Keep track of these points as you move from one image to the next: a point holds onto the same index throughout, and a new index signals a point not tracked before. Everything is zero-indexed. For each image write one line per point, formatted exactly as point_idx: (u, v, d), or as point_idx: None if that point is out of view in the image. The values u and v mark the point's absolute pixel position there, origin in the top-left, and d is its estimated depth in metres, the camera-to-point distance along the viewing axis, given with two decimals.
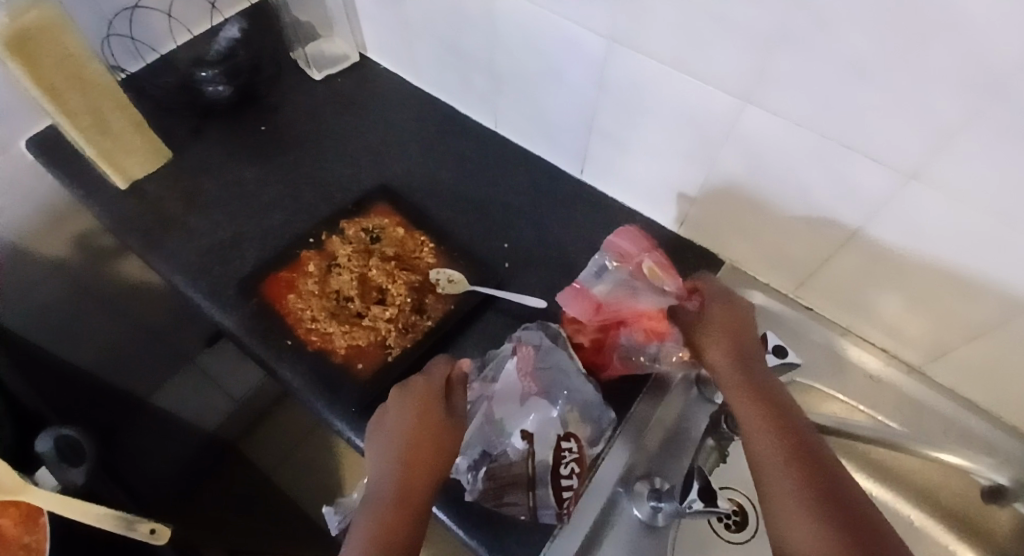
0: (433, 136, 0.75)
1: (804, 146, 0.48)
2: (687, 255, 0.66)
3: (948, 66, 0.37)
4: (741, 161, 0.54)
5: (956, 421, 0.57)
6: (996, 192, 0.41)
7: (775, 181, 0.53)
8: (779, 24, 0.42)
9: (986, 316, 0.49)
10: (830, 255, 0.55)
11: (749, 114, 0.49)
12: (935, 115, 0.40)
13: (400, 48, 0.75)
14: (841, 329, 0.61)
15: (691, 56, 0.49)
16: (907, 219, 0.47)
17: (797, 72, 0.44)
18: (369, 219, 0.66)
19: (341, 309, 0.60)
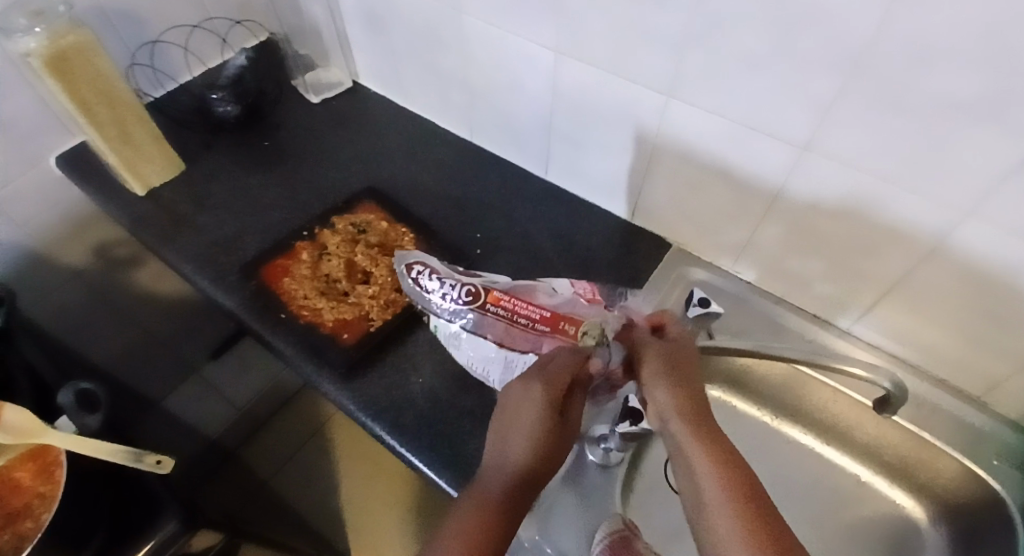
0: (417, 147, 0.85)
1: (722, 132, 0.57)
2: (640, 240, 0.74)
3: (819, 54, 0.45)
4: (673, 149, 0.63)
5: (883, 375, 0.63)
6: (876, 152, 0.48)
7: (704, 165, 0.61)
8: (686, 29, 0.51)
9: (891, 271, 0.56)
10: (758, 229, 0.63)
11: (674, 106, 0.58)
12: (817, 95, 0.48)
13: (387, 74, 0.86)
14: (777, 299, 0.69)
15: (621, 61, 0.58)
16: (814, 188, 0.55)
17: (705, 68, 0.53)
18: (357, 215, 0.75)
19: (330, 289, 0.67)
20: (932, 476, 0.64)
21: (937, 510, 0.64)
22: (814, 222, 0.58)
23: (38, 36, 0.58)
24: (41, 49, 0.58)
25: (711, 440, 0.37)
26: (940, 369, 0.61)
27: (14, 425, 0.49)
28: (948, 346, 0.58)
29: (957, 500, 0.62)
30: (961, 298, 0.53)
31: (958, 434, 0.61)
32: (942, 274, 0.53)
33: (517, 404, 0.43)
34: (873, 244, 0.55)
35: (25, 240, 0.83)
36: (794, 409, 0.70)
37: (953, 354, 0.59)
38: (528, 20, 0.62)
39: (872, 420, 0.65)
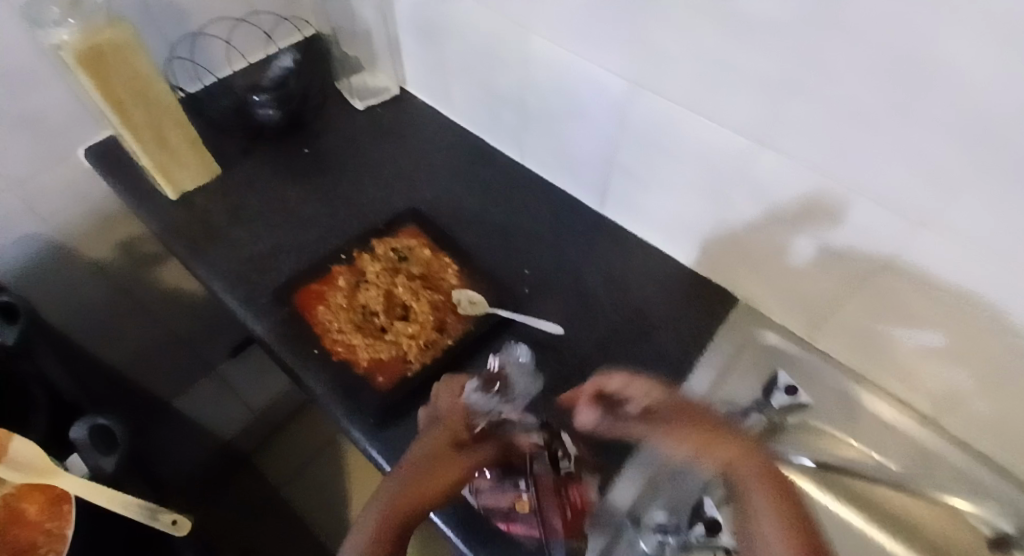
0: (464, 166, 0.79)
1: (816, 190, 0.49)
2: (703, 290, 0.68)
3: (950, 119, 0.37)
4: (753, 200, 0.56)
5: (962, 471, 0.58)
6: (1003, 240, 0.40)
7: (790, 223, 0.54)
8: (789, 79, 0.44)
9: (997, 371, 0.48)
10: (844, 301, 0.56)
11: (763, 158, 0.51)
12: (940, 171, 0.40)
13: (437, 85, 0.81)
14: (854, 375, 0.62)
15: (707, 101, 0.52)
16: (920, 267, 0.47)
17: (805, 117, 0.46)
18: (398, 239, 0.69)
19: (366, 323, 0.62)
20: None
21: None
22: (915, 303, 0.50)
23: (73, 28, 0.53)
24: (75, 43, 0.53)
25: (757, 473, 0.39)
26: None
27: (23, 461, 0.48)
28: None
29: None
30: None
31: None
32: None
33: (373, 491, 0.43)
34: (975, 338, 0.48)
35: (49, 234, 0.80)
36: (861, 494, 0.64)
37: None
38: (604, 47, 0.56)
39: (938, 511, 0.61)
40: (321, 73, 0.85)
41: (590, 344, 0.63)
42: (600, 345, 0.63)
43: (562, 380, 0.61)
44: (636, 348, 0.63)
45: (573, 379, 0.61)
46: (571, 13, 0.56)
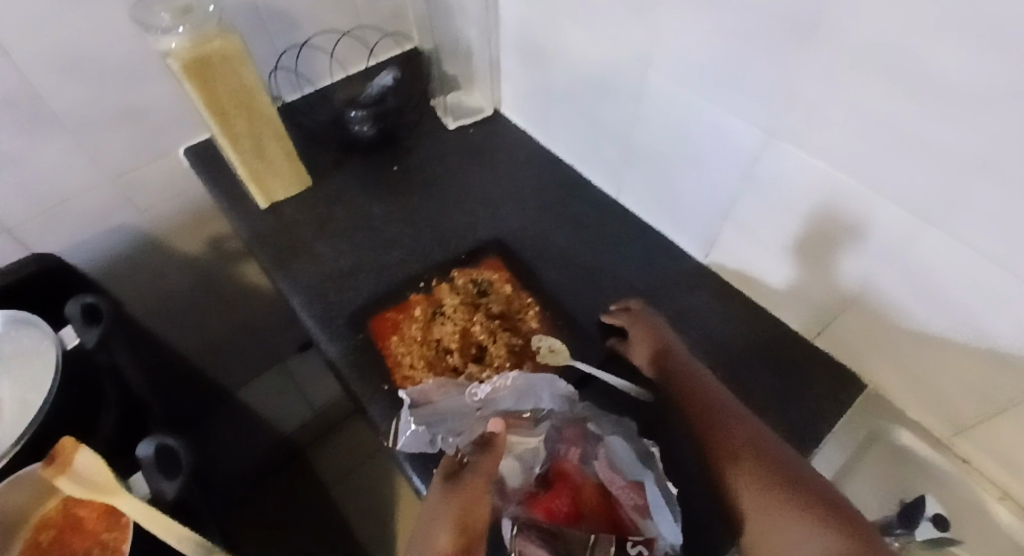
0: (555, 197, 0.75)
1: (991, 287, 0.41)
2: (817, 365, 0.59)
3: None
4: (902, 279, 0.47)
5: None
6: None
7: (945, 314, 0.45)
8: (976, 148, 0.36)
9: None
10: (1004, 413, 0.47)
11: (927, 235, 0.43)
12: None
13: (534, 111, 0.77)
14: (999, 494, 0.53)
15: (860, 163, 0.44)
16: None
17: (991, 203, 0.37)
18: (479, 272, 0.66)
19: (439, 361, 0.58)
20: None
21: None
22: None
23: (183, 37, 0.54)
24: (183, 51, 0.53)
25: (783, 491, 0.38)
26: None
27: (84, 474, 0.46)
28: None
29: None
30: None
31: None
32: None
33: (427, 512, 0.39)
34: None
35: (146, 226, 0.82)
36: None
37: None
38: (734, 91, 0.50)
39: None
40: (418, 89, 0.83)
41: None
42: None
43: None
44: None
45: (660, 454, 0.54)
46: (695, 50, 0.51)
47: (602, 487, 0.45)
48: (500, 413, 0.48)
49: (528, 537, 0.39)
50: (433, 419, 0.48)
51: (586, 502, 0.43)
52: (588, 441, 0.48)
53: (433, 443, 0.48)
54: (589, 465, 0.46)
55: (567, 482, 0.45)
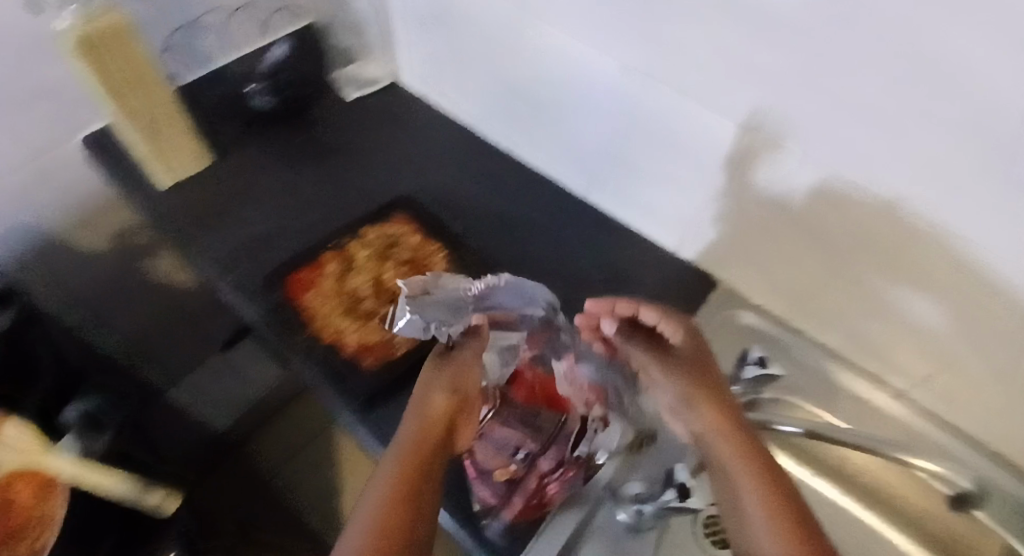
0: (457, 154, 0.80)
1: (807, 176, 0.47)
2: (689, 277, 0.70)
3: (941, 112, 0.35)
4: (740, 179, 0.54)
5: (945, 450, 0.57)
6: (990, 232, 0.38)
7: (778, 205, 0.53)
8: (797, 72, 0.41)
9: (992, 348, 0.47)
10: (831, 286, 0.56)
11: (760, 150, 0.49)
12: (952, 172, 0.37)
13: (427, 76, 0.81)
14: (831, 353, 0.63)
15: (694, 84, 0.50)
16: (909, 253, 0.45)
17: (798, 99, 0.43)
18: (387, 226, 0.70)
19: (355, 307, 0.63)
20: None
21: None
22: (905, 284, 0.49)
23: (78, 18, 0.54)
24: (87, 28, 0.54)
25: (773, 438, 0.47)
26: (1013, 457, 0.55)
27: None
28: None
29: None
30: None
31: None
32: None
33: (424, 382, 0.50)
34: (963, 310, 0.46)
35: (41, 221, 0.80)
36: (838, 470, 0.66)
37: None
38: (591, 31, 0.55)
39: (911, 484, 0.62)
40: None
41: None
42: None
43: None
44: None
45: None
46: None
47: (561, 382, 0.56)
48: (490, 308, 0.53)
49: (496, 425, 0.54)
50: (441, 308, 0.50)
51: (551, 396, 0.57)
52: (554, 337, 0.57)
53: (429, 333, 0.50)
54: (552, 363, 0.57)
55: (525, 380, 0.57)
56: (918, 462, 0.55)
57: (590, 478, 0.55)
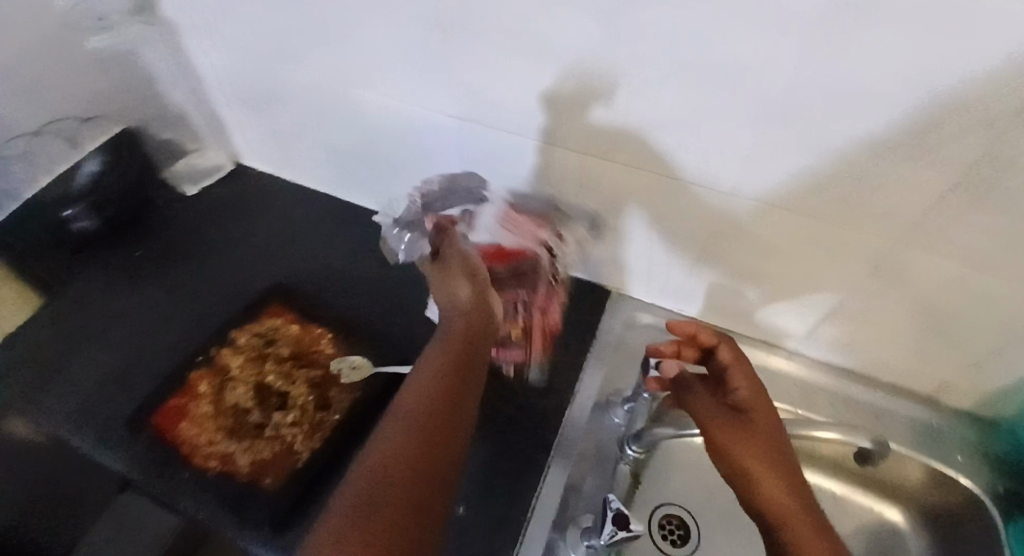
0: (322, 226, 0.75)
1: (669, 144, 0.49)
2: (582, 295, 0.71)
3: (762, 46, 0.38)
4: (604, 184, 0.56)
5: (839, 393, 0.63)
6: (834, 140, 0.42)
7: (648, 192, 0.55)
8: (614, 90, 0.46)
9: (866, 260, 0.50)
10: (706, 260, 0.60)
11: (596, 165, 0.55)
12: (738, 147, 0.47)
13: (272, 155, 0.76)
14: (723, 332, 0.67)
15: (536, 100, 0.51)
16: (766, 194, 0.49)
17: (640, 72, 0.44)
18: (260, 323, 0.64)
19: (241, 425, 0.56)
20: (906, 481, 0.62)
21: (917, 518, 0.63)
22: (771, 234, 0.53)
23: None
24: None
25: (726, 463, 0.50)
26: (893, 380, 0.62)
27: None
28: (891, 353, 0.59)
29: (934, 498, 0.61)
30: (904, 315, 0.54)
31: (918, 434, 0.60)
32: (929, 261, 0.48)
33: (441, 276, 0.50)
34: (830, 236, 0.50)
35: None
36: None
37: (903, 364, 0.59)
38: (424, 74, 0.54)
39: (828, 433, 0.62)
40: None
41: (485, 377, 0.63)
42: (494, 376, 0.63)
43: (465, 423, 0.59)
44: (530, 364, 0.64)
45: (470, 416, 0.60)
46: (387, 55, 0.54)
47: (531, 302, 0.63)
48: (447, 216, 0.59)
49: None
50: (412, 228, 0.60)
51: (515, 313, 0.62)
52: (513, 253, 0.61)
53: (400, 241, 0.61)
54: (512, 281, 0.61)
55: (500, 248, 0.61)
56: (819, 434, 0.52)
57: (540, 518, 0.54)
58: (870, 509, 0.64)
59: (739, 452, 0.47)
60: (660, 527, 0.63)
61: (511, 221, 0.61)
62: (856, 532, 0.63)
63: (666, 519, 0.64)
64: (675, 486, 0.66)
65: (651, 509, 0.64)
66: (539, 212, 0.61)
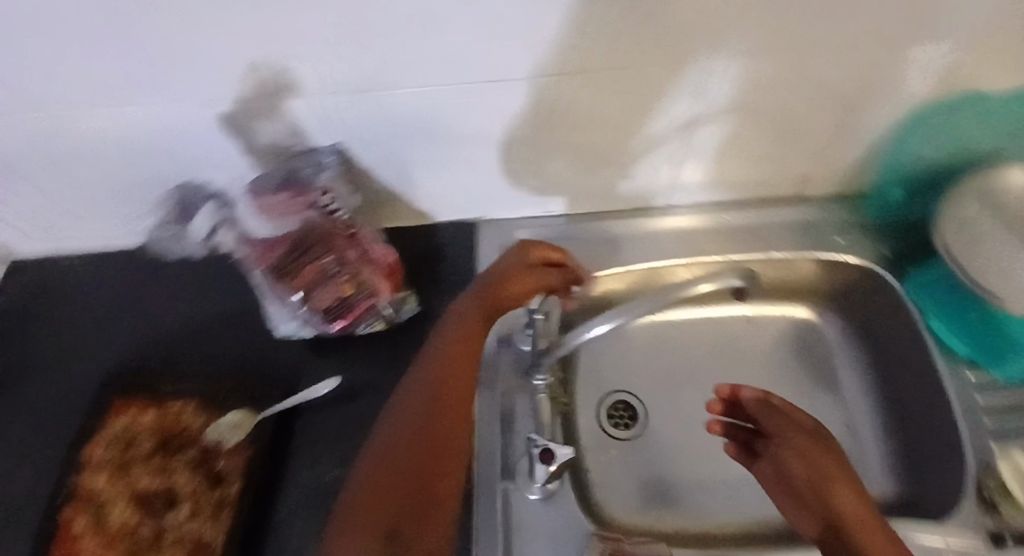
0: (130, 288, 0.64)
1: (447, 43, 0.41)
2: (445, 236, 0.64)
3: None
4: (406, 118, 0.49)
5: (717, 226, 0.63)
6: None
7: (453, 105, 0.48)
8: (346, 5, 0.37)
9: (695, 83, 0.46)
10: (546, 150, 0.54)
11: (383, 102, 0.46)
12: (515, 21, 0.40)
13: (23, 234, 0.62)
14: (596, 215, 0.64)
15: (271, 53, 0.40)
16: (569, 60, 0.43)
17: None
18: (110, 425, 0.54)
19: (139, 544, 0.48)
20: (804, 279, 0.63)
21: (823, 307, 0.65)
22: (595, 97, 0.48)
23: None
24: None
25: (815, 445, 0.43)
26: (757, 194, 0.62)
27: None
28: (749, 170, 0.58)
29: (831, 284, 0.63)
30: (748, 126, 0.52)
31: (799, 234, 0.61)
32: (756, 57, 0.44)
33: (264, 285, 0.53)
34: (646, 78, 0.46)
35: None
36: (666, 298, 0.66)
37: (760, 175, 0.59)
38: (124, 81, 0.42)
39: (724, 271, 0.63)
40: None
41: (379, 367, 0.57)
42: (389, 362, 0.57)
43: (378, 423, 0.54)
44: (420, 331, 0.59)
45: (382, 414, 0.55)
46: (65, 72, 0.40)
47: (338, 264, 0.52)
48: (253, 190, 0.51)
49: (277, 297, 0.52)
50: (173, 239, 0.61)
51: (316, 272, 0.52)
52: (301, 212, 0.51)
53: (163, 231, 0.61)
54: (305, 249, 0.52)
55: (306, 234, 0.52)
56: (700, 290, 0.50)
57: (486, 478, 0.51)
58: (784, 317, 0.66)
59: (839, 485, 0.41)
60: (613, 420, 0.63)
61: (289, 178, 0.50)
62: (779, 339, 0.66)
63: (614, 411, 0.64)
64: (610, 378, 0.65)
65: (597, 409, 0.63)
66: (288, 174, 0.50)
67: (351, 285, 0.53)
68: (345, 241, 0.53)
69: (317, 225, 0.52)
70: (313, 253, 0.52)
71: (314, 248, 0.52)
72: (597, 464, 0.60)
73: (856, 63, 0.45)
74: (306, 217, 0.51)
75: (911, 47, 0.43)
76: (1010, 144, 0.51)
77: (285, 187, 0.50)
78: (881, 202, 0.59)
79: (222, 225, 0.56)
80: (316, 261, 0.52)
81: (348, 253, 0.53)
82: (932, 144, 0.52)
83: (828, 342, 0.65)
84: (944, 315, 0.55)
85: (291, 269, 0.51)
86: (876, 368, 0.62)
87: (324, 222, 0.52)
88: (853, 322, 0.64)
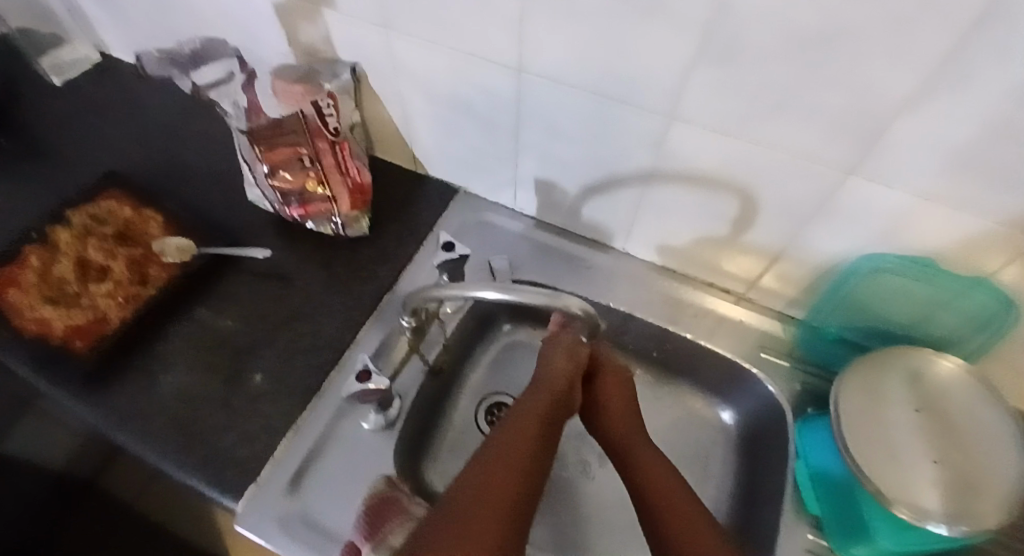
0: (181, 120, 0.77)
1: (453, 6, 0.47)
2: (426, 189, 0.70)
3: None
4: (412, 67, 0.56)
5: (657, 288, 0.65)
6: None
7: (448, 69, 0.54)
8: None
9: (652, 131, 0.49)
10: (519, 149, 0.60)
11: (396, 41, 0.54)
12: (507, 13, 0.45)
13: (132, 44, 0.78)
14: (558, 231, 0.68)
15: None
16: (547, 74, 0.49)
17: None
18: (97, 206, 0.66)
19: (61, 294, 0.59)
20: (716, 376, 0.63)
21: (724, 409, 0.65)
22: (564, 112, 0.52)
23: None
24: None
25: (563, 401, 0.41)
26: (703, 274, 0.64)
27: None
28: (694, 244, 0.60)
29: (738, 392, 0.63)
30: (699, 201, 0.54)
31: (728, 332, 0.62)
32: (702, 129, 0.47)
33: (245, 153, 0.60)
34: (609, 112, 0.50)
35: None
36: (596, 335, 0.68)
37: (699, 254, 0.61)
38: None
39: (644, 334, 0.64)
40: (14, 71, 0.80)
41: (310, 262, 0.64)
42: (321, 261, 0.64)
43: (284, 303, 0.61)
44: (359, 250, 0.65)
45: (290, 296, 0.61)
46: None
47: (314, 160, 0.60)
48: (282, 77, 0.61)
49: (253, 164, 0.61)
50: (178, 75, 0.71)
51: (290, 158, 0.59)
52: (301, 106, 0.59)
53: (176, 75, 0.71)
54: (289, 137, 0.58)
55: (297, 125, 0.58)
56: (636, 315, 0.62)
57: (330, 390, 0.56)
58: (686, 405, 0.66)
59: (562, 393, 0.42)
60: (487, 416, 0.66)
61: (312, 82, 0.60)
62: (674, 422, 0.66)
63: (492, 407, 0.66)
64: (502, 379, 0.68)
65: (478, 398, 0.67)
66: (309, 73, 0.61)
67: (314, 181, 0.61)
68: (326, 144, 0.60)
69: (308, 119, 0.58)
70: (294, 142, 0.59)
71: (297, 140, 0.59)
72: (447, 441, 0.64)
73: (797, 175, 0.46)
74: (301, 115, 0.58)
75: (853, 180, 0.44)
76: (965, 333, 0.52)
77: (302, 80, 0.60)
78: (816, 334, 0.58)
79: (234, 72, 0.65)
80: (294, 150, 0.59)
81: (327, 156, 0.60)
82: (883, 294, 0.52)
83: (715, 449, 0.64)
84: (813, 471, 0.52)
85: (265, 143, 0.58)
86: (741, 490, 0.60)
87: (316, 123, 0.59)
88: (745, 441, 0.63)
